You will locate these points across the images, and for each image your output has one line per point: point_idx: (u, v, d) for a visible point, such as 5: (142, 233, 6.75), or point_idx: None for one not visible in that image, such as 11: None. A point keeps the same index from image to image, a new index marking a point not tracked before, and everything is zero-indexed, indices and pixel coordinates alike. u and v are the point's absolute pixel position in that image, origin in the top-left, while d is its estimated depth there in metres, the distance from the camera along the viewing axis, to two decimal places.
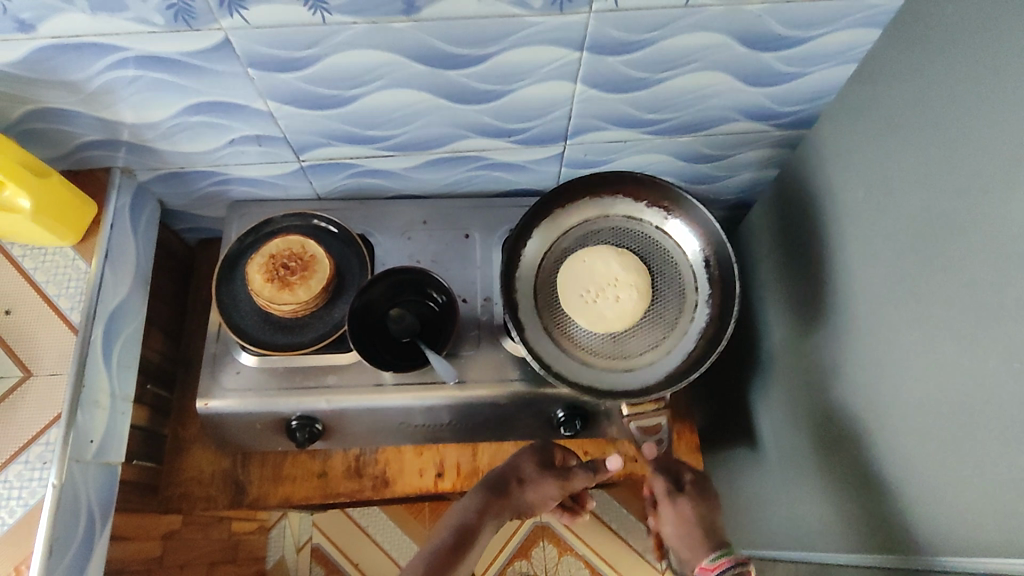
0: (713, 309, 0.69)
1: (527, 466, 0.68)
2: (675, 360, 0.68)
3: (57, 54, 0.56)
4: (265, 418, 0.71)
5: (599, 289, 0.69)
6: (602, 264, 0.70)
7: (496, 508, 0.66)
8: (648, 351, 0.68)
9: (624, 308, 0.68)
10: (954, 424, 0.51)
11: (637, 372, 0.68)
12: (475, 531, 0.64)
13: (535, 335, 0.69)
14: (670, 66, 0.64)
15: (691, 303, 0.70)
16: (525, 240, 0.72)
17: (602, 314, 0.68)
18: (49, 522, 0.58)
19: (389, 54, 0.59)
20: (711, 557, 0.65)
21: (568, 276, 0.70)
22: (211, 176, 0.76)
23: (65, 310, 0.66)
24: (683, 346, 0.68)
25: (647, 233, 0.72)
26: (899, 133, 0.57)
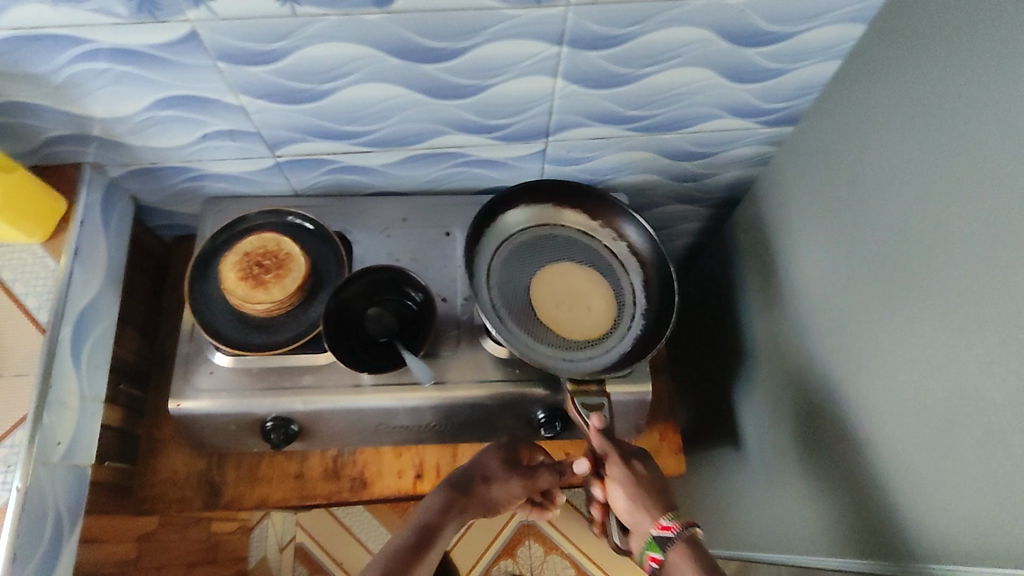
0: (646, 316, 0.70)
1: (491, 463, 0.67)
2: (610, 358, 0.68)
3: (19, 45, 0.55)
4: (239, 419, 0.70)
5: (571, 300, 0.70)
6: (569, 278, 0.72)
7: (461, 506, 0.63)
8: (588, 347, 0.68)
9: (595, 317, 0.70)
10: (935, 429, 0.51)
11: (576, 362, 0.67)
12: (437, 530, 0.61)
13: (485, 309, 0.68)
14: (652, 61, 0.63)
15: (628, 314, 0.71)
16: (487, 238, 0.72)
17: (575, 321, 0.69)
18: (13, 527, 0.57)
19: (363, 47, 0.57)
20: (665, 517, 0.60)
21: (542, 284, 0.71)
22: (185, 171, 0.74)
23: (33, 309, 0.65)
24: (619, 348, 0.69)
25: (594, 249, 0.73)
26: (882, 133, 0.57)
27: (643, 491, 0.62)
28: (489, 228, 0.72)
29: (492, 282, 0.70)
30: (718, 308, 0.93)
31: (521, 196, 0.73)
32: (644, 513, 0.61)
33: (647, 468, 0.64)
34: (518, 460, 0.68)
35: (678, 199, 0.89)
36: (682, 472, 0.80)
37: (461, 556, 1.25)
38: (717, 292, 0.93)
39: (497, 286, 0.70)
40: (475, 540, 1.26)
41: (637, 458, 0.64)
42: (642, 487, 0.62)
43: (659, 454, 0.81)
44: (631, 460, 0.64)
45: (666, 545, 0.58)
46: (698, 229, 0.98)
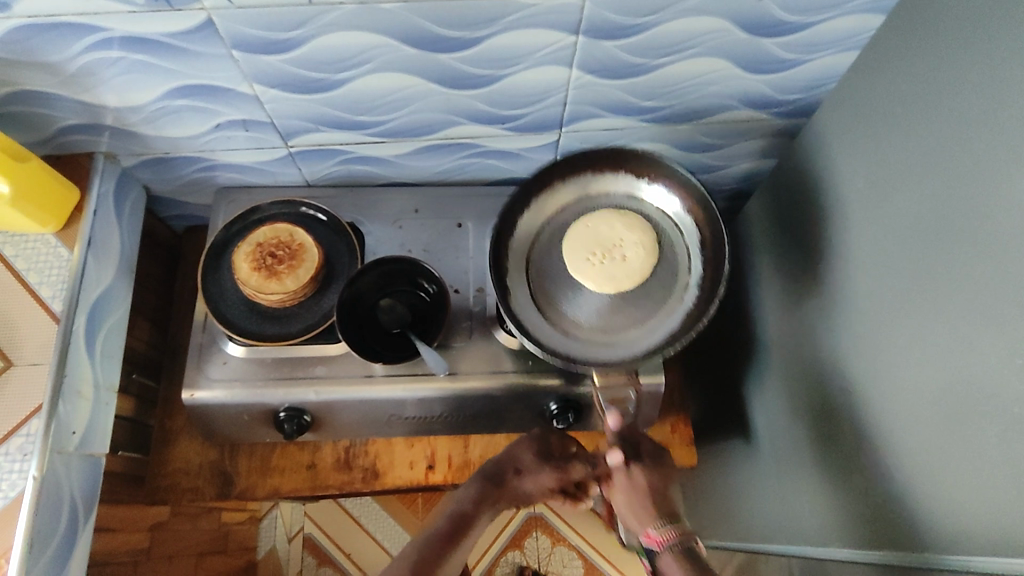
0: (702, 291, 0.67)
1: (523, 455, 0.66)
2: (661, 337, 0.65)
3: (34, 34, 0.54)
4: (252, 409, 0.70)
5: (605, 251, 0.68)
6: (605, 227, 0.69)
7: (494, 498, 0.63)
8: (633, 328, 0.66)
9: (632, 267, 0.67)
10: (951, 421, 0.51)
11: (619, 347, 0.65)
12: (471, 521, 0.61)
13: (520, 302, 0.68)
14: (668, 51, 0.62)
15: (682, 283, 0.68)
16: (527, 214, 0.71)
17: (611, 275, 0.67)
18: (29, 515, 0.57)
19: (378, 36, 0.57)
20: (655, 527, 0.58)
21: (574, 239, 0.69)
22: (197, 162, 0.74)
23: (47, 299, 0.65)
24: (668, 325, 0.66)
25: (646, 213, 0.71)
26: (901, 123, 0.56)
27: (639, 497, 0.61)
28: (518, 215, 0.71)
29: (530, 271, 0.70)
30: (729, 301, 0.93)
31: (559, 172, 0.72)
32: (640, 522, 0.60)
33: (646, 474, 0.62)
34: (552, 453, 0.67)
35: None
36: (693, 464, 0.81)
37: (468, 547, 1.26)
38: (728, 284, 0.93)
39: (538, 273, 0.69)
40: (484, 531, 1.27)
41: (638, 464, 0.63)
42: (638, 495, 0.61)
43: (670, 445, 0.81)
44: (631, 466, 0.63)
45: (657, 555, 0.57)
46: None
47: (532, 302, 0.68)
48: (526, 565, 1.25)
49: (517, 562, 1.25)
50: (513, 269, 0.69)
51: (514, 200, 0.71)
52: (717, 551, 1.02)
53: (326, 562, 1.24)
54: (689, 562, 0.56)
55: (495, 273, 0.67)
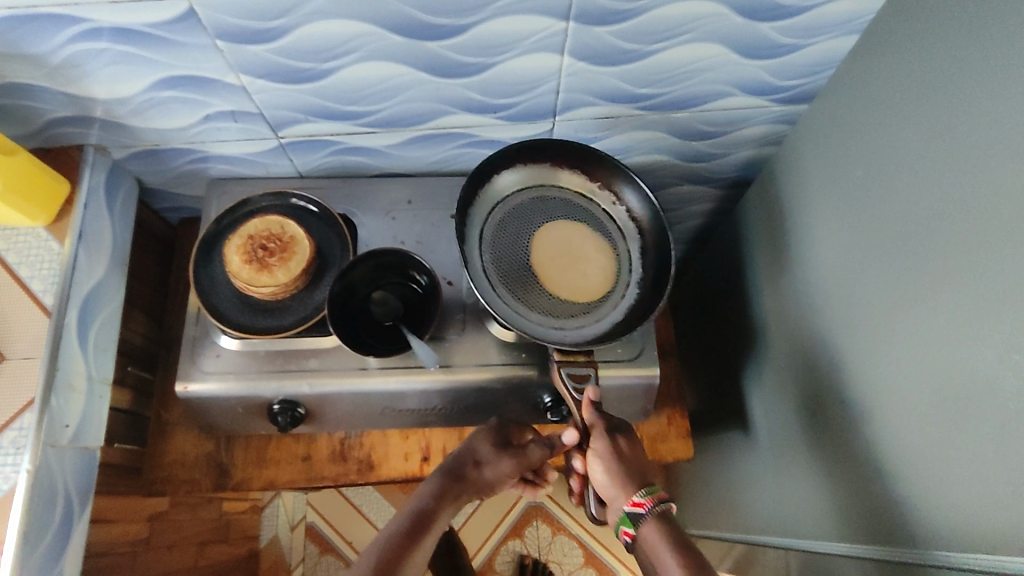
0: (643, 284, 0.68)
1: (482, 446, 0.67)
2: (604, 328, 0.66)
3: (16, 26, 0.54)
4: (246, 402, 0.70)
5: (570, 258, 0.69)
6: (574, 236, 0.69)
7: (455, 492, 0.64)
8: (580, 316, 0.66)
9: (592, 282, 0.68)
10: (949, 416, 0.49)
11: (568, 331, 0.65)
12: (433, 517, 0.62)
13: (477, 273, 0.65)
14: (662, 36, 0.61)
15: (624, 281, 0.68)
16: (479, 201, 0.70)
17: (571, 284, 0.68)
18: (23, 507, 0.57)
19: (364, 24, 0.56)
20: (639, 493, 0.57)
21: (544, 237, 0.69)
22: (189, 153, 0.73)
23: (38, 293, 0.64)
24: (611, 317, 0.67)
25: (592, 213, 0.71)
26: (902, 109, 0.54)
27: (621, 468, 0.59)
28: (483, 192, 0.70)
29: (484, 245, 0.68)
30: (728, 290, 0.92)
31: (524, 155, 0.70)
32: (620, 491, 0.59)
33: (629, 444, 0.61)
34: (509, 440, 0.69)
35: (688, 180, 0.88)
36: (689, 456, 0.80)
37: (470, 536, 1.26)
38: (728, 273, 0.92)
39: (488, 253, 0.68)
40: (485, 519, 1.27)
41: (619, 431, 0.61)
42: (624, 466, 0.60)
43: (667, 437, 0.80)
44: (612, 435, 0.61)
45: (638, 518, 0.56)
46: (710, 210, 0.96)
47: (485, 275, 0.66)
48: (527, 554, 1.25)
49: (518, 551, 1.25)
50: (467, 237, 0.68)
51: (472, 183, 0.68)
52: (715, 543, 1.02)
53: (328, 550, 1.25)
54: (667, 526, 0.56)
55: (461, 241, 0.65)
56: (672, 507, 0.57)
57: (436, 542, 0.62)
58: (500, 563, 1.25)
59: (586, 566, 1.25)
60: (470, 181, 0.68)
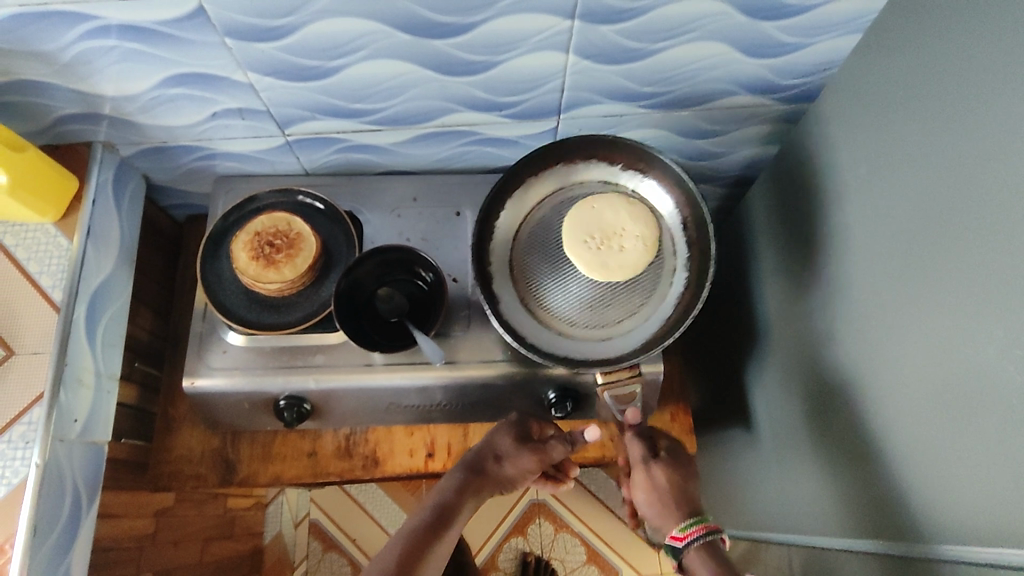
0: (690, 271, 0.68)
1: (502, 441, 0.68)
2: (657, 326, 0.66)
3: (27, 23, 0.54)
4: (253, 397, 0.70)
5: (606, 237, 0.66)
6: (608, 212, 0.67)
7: (476, 486, 0.65)
8: (626, 318, 0.67)
9: (629, 257, 0.66)
10: (952, 410, 0.50)
11: (617, 340, 0.66)
12: (454, 511, 0.62)
13: (512, 306, 0.67)
14: (667, 35, 0.61)
15: (669, 269, 0.68)
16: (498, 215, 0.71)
17: (608, 262, 0.65)
18: (33, 500, 0.58)
19: (372, 22, 0.56)
20: (682, 525, 0.62)
21: (574, 218, 0.67)
22: (196, 150, 0.74)
23: (47, 288, 0.65)
24: (662, 312, 0.67)
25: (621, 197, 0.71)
26: (905, 107, 0.55)
27: (665, 497, 0.65)
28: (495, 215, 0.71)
29: (514, 275, 0.69)
30: (731, 289, 0.92)
31: (530, 168, 0.71)
32: (666, 521, 0.65)
33: (665, 472, 0.67)
34: (530, 435, 0.69)
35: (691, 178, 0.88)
36: (693, 452, 0.80)
37: (473, 533, 1.27)
38: (731, 271, 0.92)
39: (519, 276, 0.69)
40: (488, 516, 1.27)
41: (655, 461, 0.68)
42: (661, 494, 0.66)
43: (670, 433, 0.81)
44: (649, 463, 0.68)
45: (681, 552, 0.61)
46: (713, 209, 0.97)
47: (524, 305, 0.67)
48: (530, 551, 1.26)
49: (520, 548, 1.26)
50: (496, 267, 0.69)
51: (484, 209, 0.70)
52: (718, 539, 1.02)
53: (332, 547, 1.25)
54: (710, 555, 0.60)
55: (482, 287, 0.66)
56: (723, 540, 0.62)
57: (457, 536, 0.62)
58: (503, 561, 1.25)
59: (588, 564, 1.26)
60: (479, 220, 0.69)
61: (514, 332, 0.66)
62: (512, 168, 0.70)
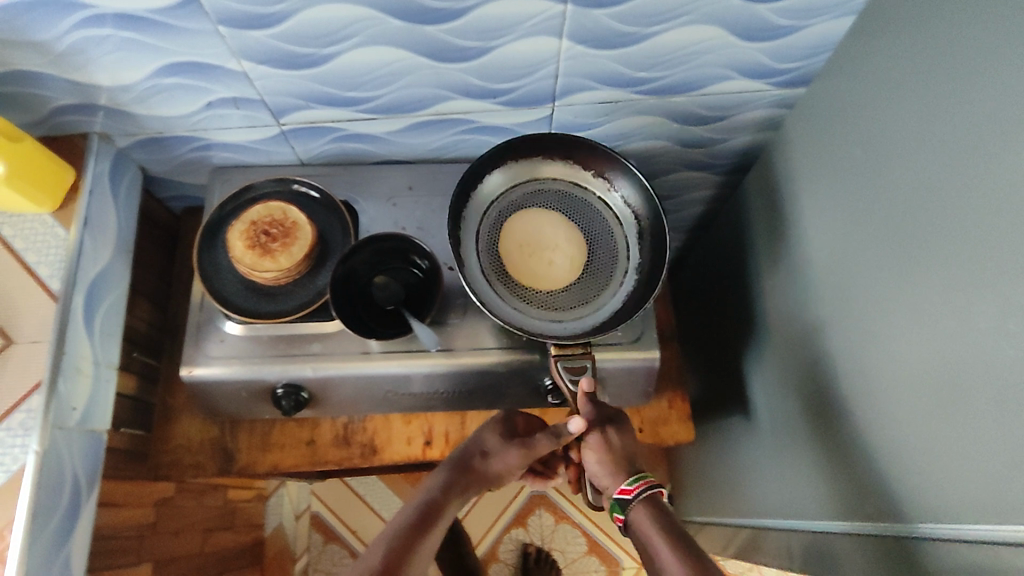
0: (640, 274, 0.70)
1: (490, 438, 0.68)
2: (605, 315, 0.68)
3: (21, 12, 0.54)
4: (251, 386, 0.71)
5: (536, 248, 0.70)
6: (545, 225, 0.71)
7: (465, 482, 0.65)
8: (580, 305, 0.69)
9: (554, 267, 0.70)
10: (945, 390, 0.50)
11: (567, 324, 0.68)
12: (442, 506, 0.63)
13: (473, 274, 0.68)
14: (660, 19, 0.61)
15: (623, 267, 0.70)
16: (471, 203, 0.71)
17: (531, 271, 0.69)
18: (32, 487, 0.58)
19: (365, 9, 0.56)
20: (627, 480, 0.63)
21: (510, 226, 0.71)
22: (192, 141, 0.74)
23: (45, 278, 0.65)
24: (612, 304, 0.69)
25: (588, 203, 0.72)
26: (900, 87, 0.55)
27: (610, 456, 0.65)
28: (472, 193, 0.71)
29: (481, 248, 0.70)
30: (727, 275, 0.92)
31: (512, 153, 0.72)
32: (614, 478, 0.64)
33: (618, 435, 0.65)
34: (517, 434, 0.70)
35: (687, 166, 0.88)
36: (690, 439, 0.80)
37: (473, 524, 1.27)
38: (727, 258, 0.92)
39: (485, 250, 0.70)
40: (488, 507, 1.28)
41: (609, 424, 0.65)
42: (611, 454, 0.64)
43: (668, 421, 0.80)
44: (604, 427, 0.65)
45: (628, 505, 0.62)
46: (709, 197, 0.97)
47: (484, 277, 0.68)
48: (530, 542, 1.26)
49: (521, 539, 1.26)
50: (466, 239, 0.70)
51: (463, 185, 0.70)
52: (717, 528, 1.02)
53: (333, 539, 1.26)
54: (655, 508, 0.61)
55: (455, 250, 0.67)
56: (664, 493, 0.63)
57: (445, 532, 0.62)
58: (503, 551, 1.26)
59: (588, 554, 1.26)
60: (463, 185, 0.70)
61: (479, 297, 0.66)
62: (508, 141, 0.70)
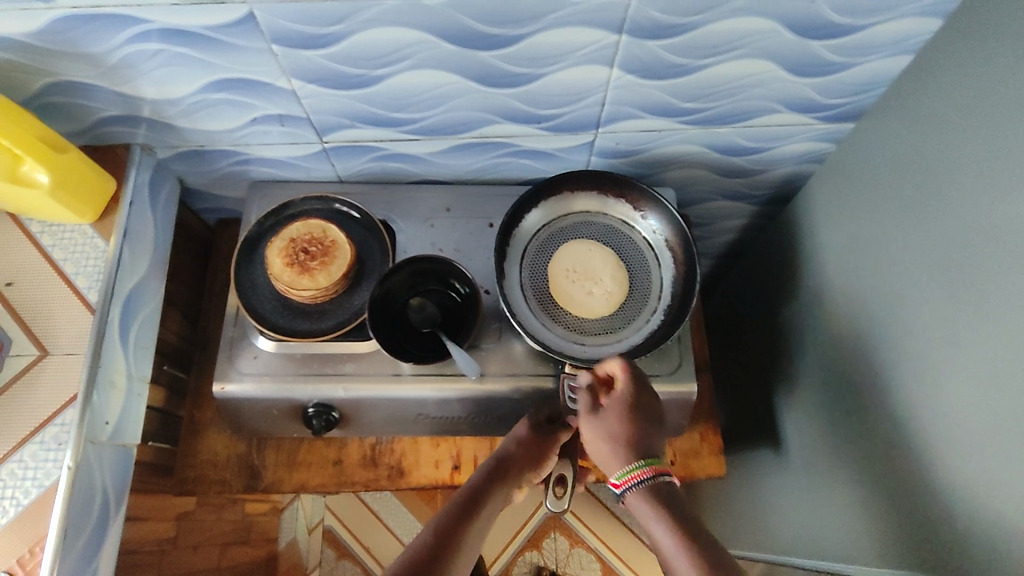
0: (668, 313, 0.70)
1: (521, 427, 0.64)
2: (622, 346, 0.69)
3: (77, 25, 0.54)
4: (282, 404, 0.70)
5: (583, 276, 0.71)
6: (597, 259, 0.72)
7: (504, 472, 0.60)
8: (603, 334, 0.69)
9: (592, 300, 0.70)
10: (1009, 441, 0.49)
11: (586, 347, 0.68)
12: (486, 495, 0.57)
13: (512, 290, 0.70)
14: (713, 52, 0.61)
15: (651, 307, 0.70)
16: (513, 224, 0.72)
17: (571, 292, 0.70)
18: (64, 503, 0.57)
19: (419, 33, 0.56)
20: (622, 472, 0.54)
21: (569, 248, 0.72)
22: (233, 155, 0.74)
23: (83, 289, 0.65)
24: (631, 337, 0.69)
25: (631, 240, 0.73)
26: (959, 130, 0.54)
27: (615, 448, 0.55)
28: (520, 218, 0.73)
29: (526, 268, 0.72)
30: (761, 306, 0.91)
31: (568, 183, 0.73)
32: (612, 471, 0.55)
33: None
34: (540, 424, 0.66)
35: (723, 195, 0.87)
36: (722, 473, 0.77)
37: (487, 545, 1.25)
38: (762, 289, 0.91)
39: (528, 268, 0.72)
40: (503, 528, 1.26)
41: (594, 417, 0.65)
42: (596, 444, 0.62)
43: (699, 454, 0.77)
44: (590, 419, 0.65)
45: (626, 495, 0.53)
46: (742, 226, 0.96)
47: (521, 293, 0.70)
48: (544, 566, 1.24)
49: (535, 562, 1.24)
50: (511, 255, 0.72)
51: (512, 210, 0.72)
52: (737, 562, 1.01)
53: (345, 556, 1.23)
54: (659, 495, 0.52)
55: (497, 261, 0.69)
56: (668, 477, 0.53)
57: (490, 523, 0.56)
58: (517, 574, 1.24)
59: None
60: (517, 202, 0.72)
61: (511, 308, 0.68)
62: (564, 173, 0.72)
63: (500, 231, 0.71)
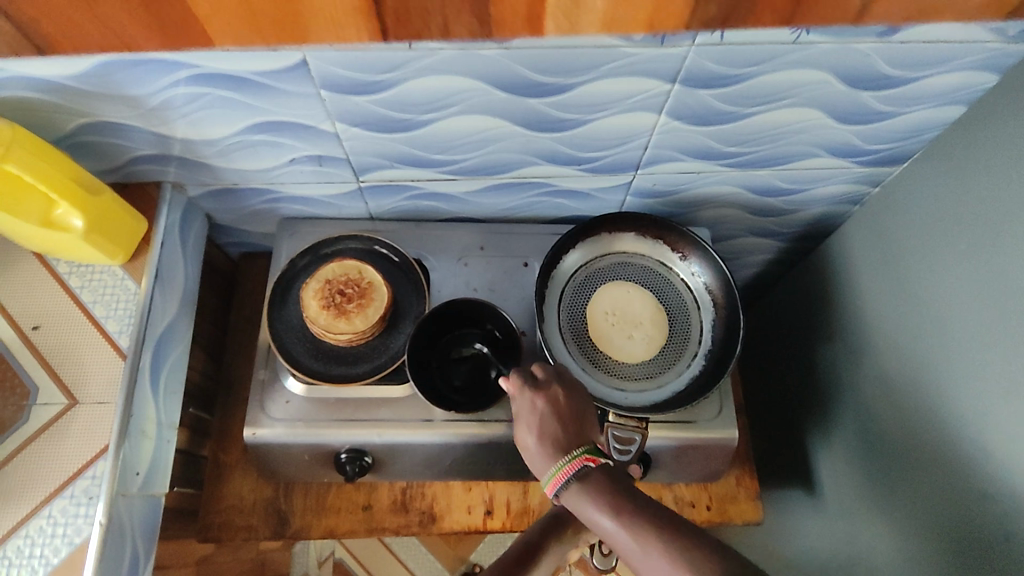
0: (709, 359, 0.69)
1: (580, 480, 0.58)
2: (663, 393, 0.68)
3: (121, 69, 0.53)
4: (315, 450, 0.68)
5: (622, 319, 0.71)
6: (636, 301, 0.71)
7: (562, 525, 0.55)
8: (644, 379, 0.68)
9: (632, 345, 0.69)
10: None
11: (628, 394, 0.67)
12: (537, 552, 0.53)
13: (552, 334, 0.69)
14: (763, 101, 0.60)
15: (691, 352, 0.70)
16: (551, 265, 0.71)
17: (611, 336, 0.70)
18: (94, 562, 0.55)
19: (472, 80, 0.55)
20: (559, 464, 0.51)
21: (608, 290, 0.72)
22: (265, 193, 0.72)
23: (113, 334, 0.63)
24: (672, 383, 0.68)
25: (670, 282, 0.72)
26: (1010, 185, 0.54)
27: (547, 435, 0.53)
28: (559, 258, 0.72)
29: (564, 311, 0.71)
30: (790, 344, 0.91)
31: (606, 224, 0.73)
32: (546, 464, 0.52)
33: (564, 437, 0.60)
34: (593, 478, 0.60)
35: (754, 233, 0.87)
36: (759, 519, 0.76)
37: None
38: (792, 326, 0.91)
39: (566, 311, 0.71)
40: None
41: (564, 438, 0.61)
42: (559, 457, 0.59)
43: (736, 498, 0.77)
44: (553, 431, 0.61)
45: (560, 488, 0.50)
46: (768, 262, 0.96)
47: (561, 337, 0.69)
48: None
49: None
50: (549, 296, 0.71)
51: (552, 251, 0.71)
52: None
53: None
54: (593, 489, 0.48)
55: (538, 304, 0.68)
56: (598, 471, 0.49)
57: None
58: None
59: None
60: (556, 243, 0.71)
61: (553, 352, 0.67)
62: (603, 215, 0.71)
63: (541, 273, 0.69)
